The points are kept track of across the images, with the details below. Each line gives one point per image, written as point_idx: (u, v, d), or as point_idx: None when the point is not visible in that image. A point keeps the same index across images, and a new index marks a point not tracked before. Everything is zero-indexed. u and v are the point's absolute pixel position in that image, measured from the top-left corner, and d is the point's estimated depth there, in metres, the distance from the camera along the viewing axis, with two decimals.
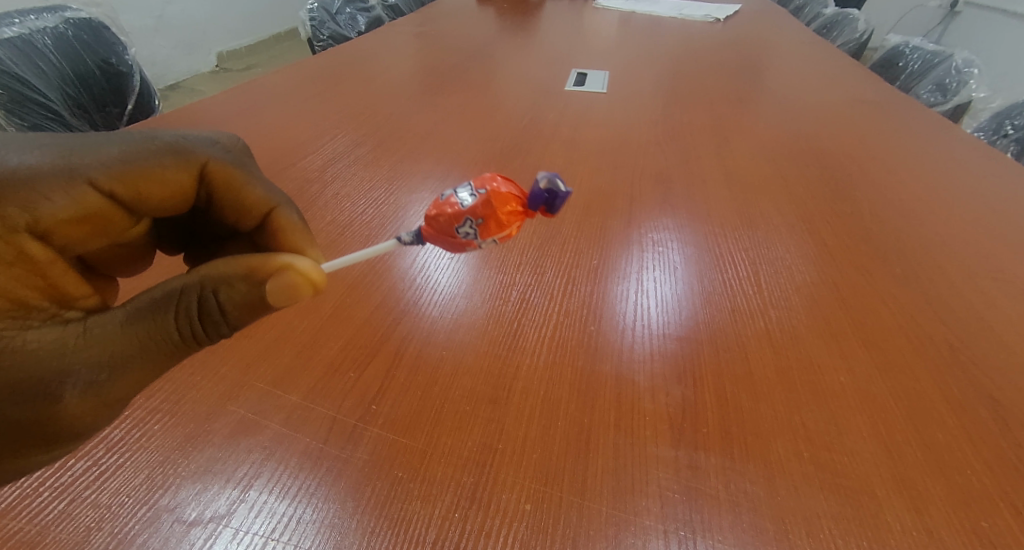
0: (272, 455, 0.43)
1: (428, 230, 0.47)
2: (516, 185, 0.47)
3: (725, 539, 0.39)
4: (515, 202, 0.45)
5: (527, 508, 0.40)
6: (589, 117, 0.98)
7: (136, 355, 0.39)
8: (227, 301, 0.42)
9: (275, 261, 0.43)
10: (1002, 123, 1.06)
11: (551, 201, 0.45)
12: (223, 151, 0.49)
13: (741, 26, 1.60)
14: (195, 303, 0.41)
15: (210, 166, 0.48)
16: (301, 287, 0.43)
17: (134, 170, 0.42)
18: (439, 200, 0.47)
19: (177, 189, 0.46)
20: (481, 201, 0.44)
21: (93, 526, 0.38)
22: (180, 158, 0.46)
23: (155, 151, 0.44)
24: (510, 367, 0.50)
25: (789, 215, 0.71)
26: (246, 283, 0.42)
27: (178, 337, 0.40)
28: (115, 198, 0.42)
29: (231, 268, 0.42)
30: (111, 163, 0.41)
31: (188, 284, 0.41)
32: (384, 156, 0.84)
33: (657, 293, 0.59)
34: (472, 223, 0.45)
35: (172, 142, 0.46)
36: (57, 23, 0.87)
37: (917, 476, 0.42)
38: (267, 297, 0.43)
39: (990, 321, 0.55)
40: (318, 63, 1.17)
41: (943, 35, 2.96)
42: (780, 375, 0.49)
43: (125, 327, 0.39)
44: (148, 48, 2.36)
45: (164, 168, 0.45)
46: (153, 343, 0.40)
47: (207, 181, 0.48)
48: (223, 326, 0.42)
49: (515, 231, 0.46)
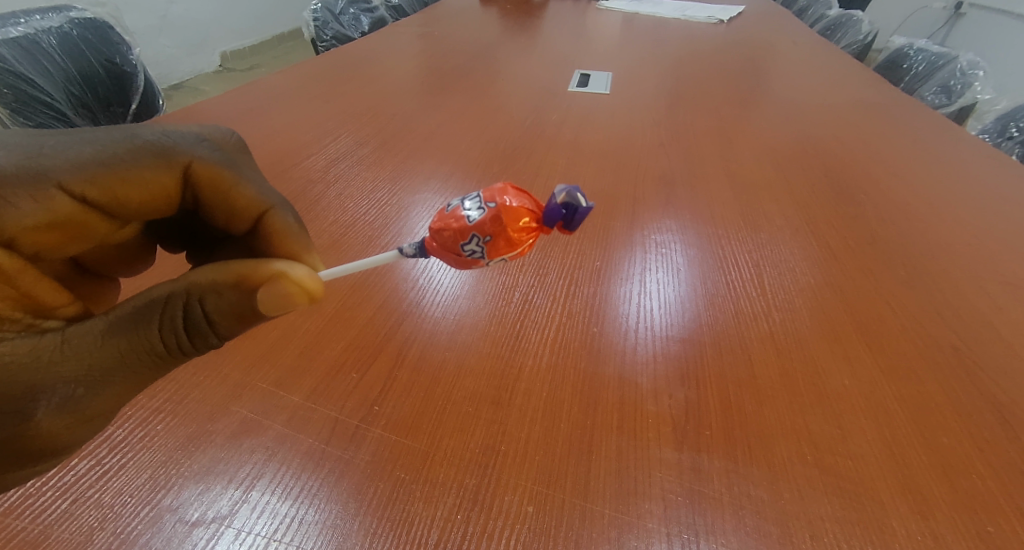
0: (274, 455, 0.43)
1: (433, 243, 0.46)
2: (529, 196, 0.46)
3: (728, 542, 0.38)
4: (528, 217, 0.44)
5: (529, 511, 0.40)
6: (592, 118, 0.98)
7: (116, 369, 0.39)
8: (214, 310, 0.42)
9: (267, 268, 0.43)
10: (1007, 125, 1.06)
11: (569, 216, 0.44)
12: (209, 150, 0.49)
13: (745, 28, 1.60)
14: (181, 313, 0.40)
15: (194, 167, 0.47)
16: (295, 297, 0.44)
17: (108, 172, 0.43)
18: (444, 212, 0.46)
19: (158, 192, 0.46)
20: (490, 218, 0.44)
21: (96, 526, 0.38)
22: (161, 159, 0.45)
23: (133, 152, 0.44)
24: (512, 369, 0.50)
25: (792, 217, 0.71)
26: (235, 291, 0.42)
27: (162, 349, 0.40)
28: (88, 202, 0.42)
29: (220, 276, 0.42)
30: (85, 163, 0.41)
31: (174, 292, 0.40)
32: (387, 157, 0.84)
33: (660, 295, 0.59)
34: (480, 241, 0.44)
35: (152, 141, 0.45)
36: (61, 23, 0.88)
37: (922, 480, 0.42)
38: (258, 307, 0.43)
39: (996, 324, 0.55)
40: (322, 63, 1.17)
41: (947, 37, 2.96)
42: (783, 378, 0.49)
43: (106, 338, 0.39)
44: (153, 47, 2.36)
45: (143, 170, 0.45)
46: (135, 354, 0.39)
47: (193, 182, 0.48)
48: (209, 335, 0.42)
49: (527, 249, 0.45)
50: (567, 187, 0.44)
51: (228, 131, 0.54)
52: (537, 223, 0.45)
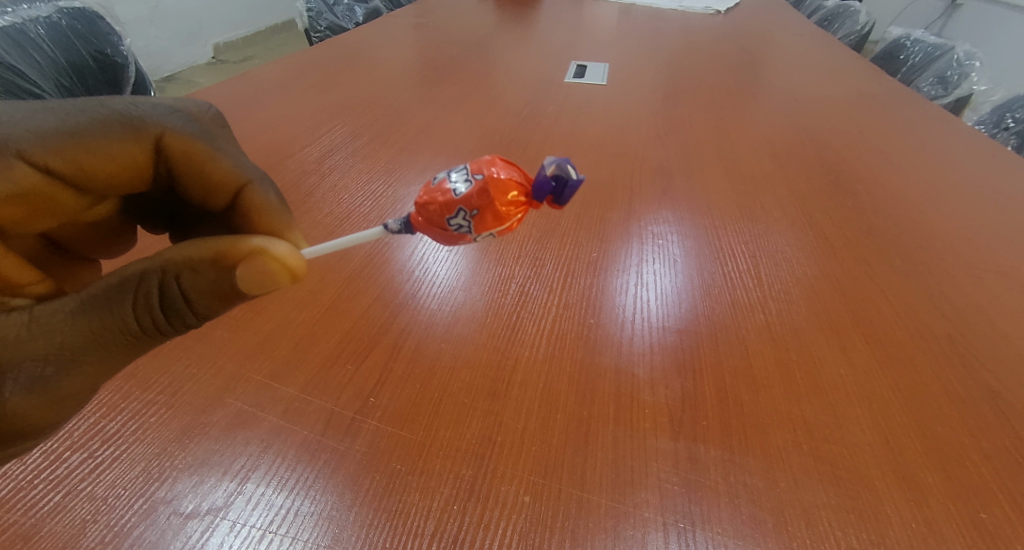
0: (269, 447, 0.42)
1: (419, 218, 0.46)
2: (518, 169, 0.45)
3: (725, 532, 0.38)
4: (516, 191, 0.44)
5: (525, 500, 0.40)
6: (588, 110, 0.98)
7: (89, 347, 0.39)
8: (192, 288, 0.41)
9: (246, 244, 0.42)
10: (1003, 116, 1.06)
11: (559, 190, 0.44)
12: (182, 121, 0.49)
13: (743, 19, 1.59)
14: (156, 291, 0.40)
15: (167, 139, 0.48)
16: (277, 274, 0.42)
17: (73, 142, 0.43)
18: (430, 186, 0.46)
19: (128, 163, 0.46)
20: (477, 191, 0.43)
21: (89, 518, 0.38)
22: (130, 130, 0.46)
23: (101, 122, 0.44)
24: (509, 360, 0.50)
25: (789, 208, 0.71)
26: (213, 268, 0.41)
27: (137, 328, 0.40)
28: (53, 172, 0.42)
29: (197, 253, 0.41)
30: (48, 133, 0.41)
31: (148, 269, 0.40)
32: (382, 148, 0.83)
33: (657, 286, 0.58)
34: (466, 215, 0.44)
35: (121, 111, 0.46)
36: (50, 13, 0.86)
37: (917, 469, 0.42)
38: (237, 285, 0.41)
39: (991, 314, 0.55)
40: (315, 54, 1.16)
41: (944, 28, 2.95)
42: (780, 368, 0.49)
43: (77, 316, 0.39)
44: (144, 38, 2.34)
45: (112, 141, 0.45)
46: (108, 332, 0.39)
47: (166, 154, 0.48)
48: (186, 314, 0.41)
49: (516, 224, 0.45)
50: (557, 160, 0.44)
51: (204, 104, 0.54)
52: (526, 197, 0.45)
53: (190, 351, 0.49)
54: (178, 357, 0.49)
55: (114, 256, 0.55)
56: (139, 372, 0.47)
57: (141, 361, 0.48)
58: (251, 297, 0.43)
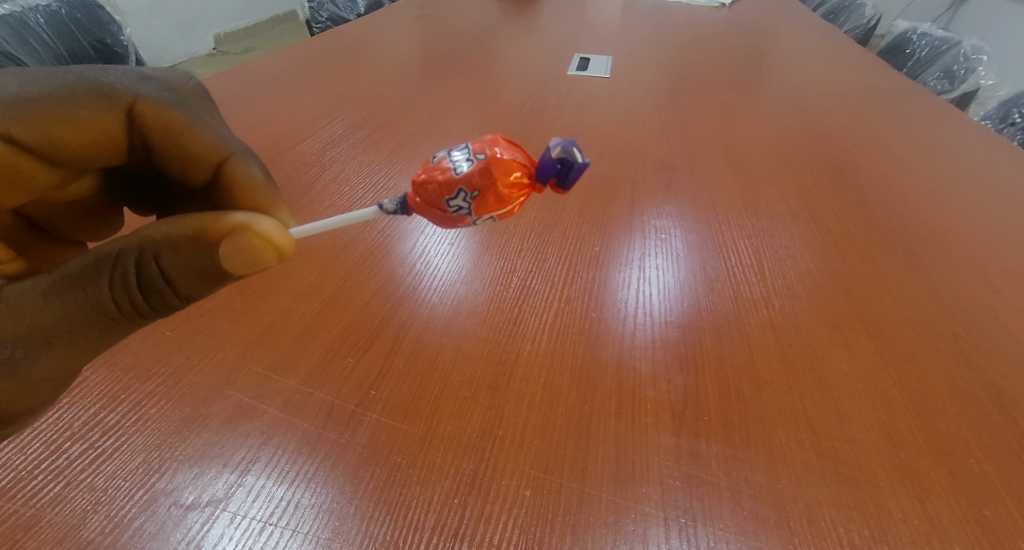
0: (270, 438, 0.42)
1: (417, 200, 0.45)
2: (522, 150, 0.45)
3: (726, 527, 0.38)
4: (519, 172, 0.44)
5: (526, 494, 0.40)
6: (591, 102, 0.97)
7: (65, 330, 0.39)
8: (171, 267, 0.40)
9: (227, 222, 0.41)
10: (1010, 111, 1.05)
11: (564, 173, 0.44)
12: (157, 90, 0.49)
13: (749, 11, 1.58)
14: (133, 270, 0.40)
15: (139, 107, 0.47)
16: (264, 252, 0.42)
17: (37, 110, 0.42)
18: (429, 164, 0.45)
19: (99, 133, 0.46)
20: (479, 171, 0.43)
21: (89, 509, 0.38)
22: (98, 96, 0.45)
23: (67, 89, 0.44)
24: (509, 353, 0.50)
25: (793, 203, 0.70)
26: (192, 246, 0.40)
27: (115, 309, 0.40)
28: (17, 142, 0.42)
29: (176, 230, 0.40)
30: (9, 100, 0.41)
31: (126, 247, 0.40)
32: (383, 140, 0.83)
33: (659, 281, 0.58)
34: (467, 196, 0.43)
35: (90, 79, 0.45)
36: (50, 3, 0.86)
37: (920, 466, 0.42)
38: (220, 264, 0.41)
39: (997, 312, 0.54)
40: (318, 45, 1.16)
41: (951, 22, 2.88)
42: (782, 363, 0.49)
43: (49, 298, 0.38)
44: (143, 28, 2.34)
45: (78, 109, 0.44)
46: (81, 313, 0.39)
47: (139, 123, 0.48)
48: (168, 295, 0.41)
49: (518, 207, 0.45)
50: (563, 142, 0.44)
51: (184, 76, 0.55)
52: (529, 180, 0.45)
53: (189, 342, 0.49)
54: (177, 348, 0.49)
55: (99, 238, 0.55)
56: (139, 362, 0.47)
57: (141, 351, 0.48)
58: (238, 277, 0.42)
